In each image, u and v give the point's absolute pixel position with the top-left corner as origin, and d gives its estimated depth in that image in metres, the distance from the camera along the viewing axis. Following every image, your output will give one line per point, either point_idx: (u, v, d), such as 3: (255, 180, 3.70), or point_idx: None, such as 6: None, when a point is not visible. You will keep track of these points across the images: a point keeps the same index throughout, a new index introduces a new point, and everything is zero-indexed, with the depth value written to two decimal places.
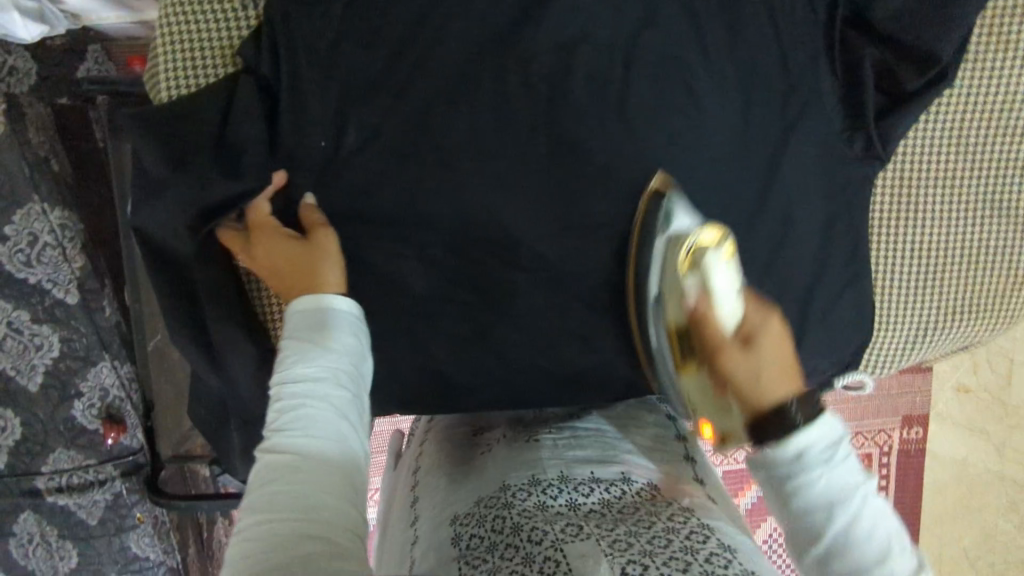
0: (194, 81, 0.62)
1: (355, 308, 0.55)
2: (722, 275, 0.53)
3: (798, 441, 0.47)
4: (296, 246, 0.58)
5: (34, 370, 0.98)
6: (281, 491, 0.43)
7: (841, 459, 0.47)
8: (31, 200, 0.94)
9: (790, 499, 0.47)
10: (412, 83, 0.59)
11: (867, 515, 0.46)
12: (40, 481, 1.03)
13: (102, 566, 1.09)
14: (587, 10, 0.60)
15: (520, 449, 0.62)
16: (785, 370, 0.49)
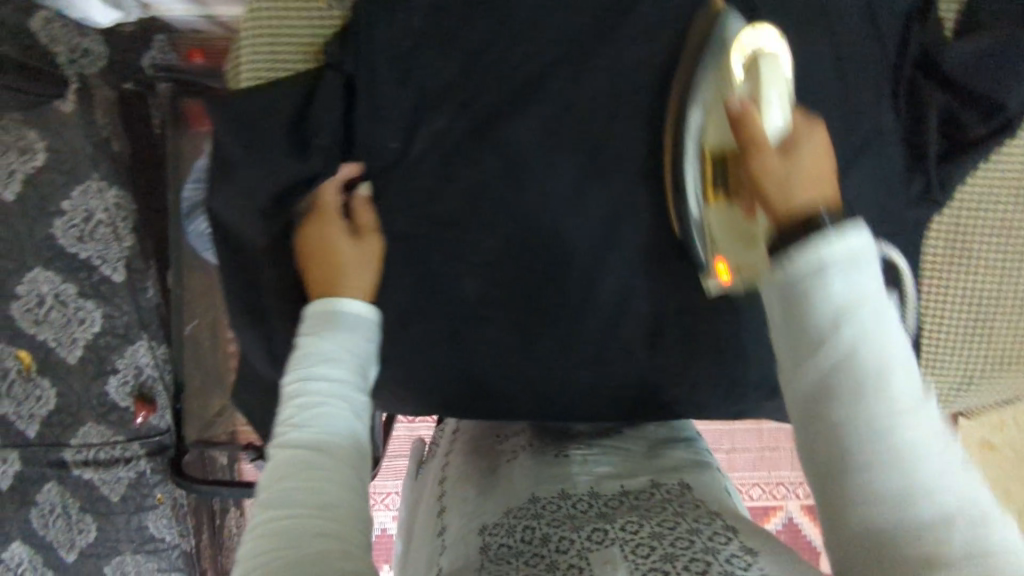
0: (274, 71, 0.65)
1: (367, 310, 0.58)
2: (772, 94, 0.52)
3: (822, 247, 0.43)
4: (345, 241, 0.61)
5: (74, 343, 1.00)
6: (291, 489, 0.44)
7: (864, 274, 0.43)
8: (91, 177, 0.97)
9: (798, 307, 0.44)
10: (483, 92, 0.62)
11: (887, 340, 0.42)
12: (68, 454, 1.04)
13: (118, 544, 1.10)
14: (662, 35, 0.61)
15: (547, 463, 0.62)
16: (820, 182, 0.48)
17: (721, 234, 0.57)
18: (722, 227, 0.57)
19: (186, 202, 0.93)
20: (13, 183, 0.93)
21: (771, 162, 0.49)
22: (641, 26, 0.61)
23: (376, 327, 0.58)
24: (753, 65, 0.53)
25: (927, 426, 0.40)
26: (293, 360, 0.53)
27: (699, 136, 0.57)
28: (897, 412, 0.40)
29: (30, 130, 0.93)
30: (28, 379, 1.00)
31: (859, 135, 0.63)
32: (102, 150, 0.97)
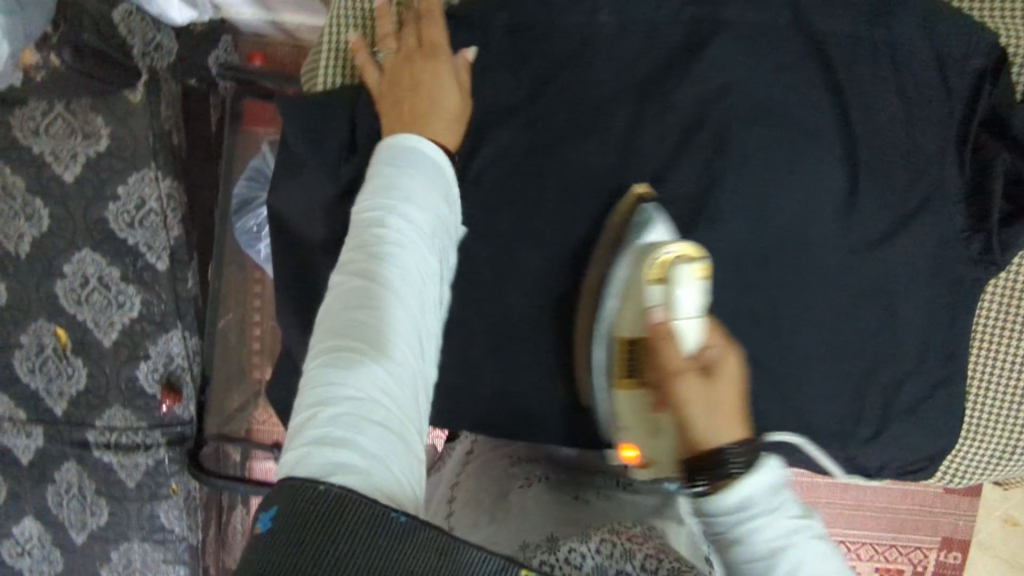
0: (348, 77, 0.67)
1: (443, 160, 0.54)
2: (687, 296, 0.52)
3: (735, 495, 0.43)
4: (444, 82, 0.58)
5: (111, 326, 1.02)
6: (348, 352, 0.44)
7: (785, 518, 0.43)
8: (147, 167, 0.96)
9: (727, 550, 0.44)
10: (550, 113, 0.63)
11: (813, 573, 0.41)
12: (92, 435, 1.06)
13: (128, 530, 1.09)
14: (736, 71, 0.61)
15: (563, 507, 0.57)
16: (732, 410, 0.48)
17: (631, 421, 0.57)
18: (633, 410, 0.56)
19: (235, 196, 0.96)
20: (74, 164, 0.95)
21: (690, 384, 0.48)
22: (718, 61, 0.61)
23: (448, 176, 0.54)
24: (668, 266, 0.54)
25: None
26: (368, 194, 0.50)
27: (615, 320, 0.59)
28: None
29: (97, 116, 0.94)
30: (64, 356, 1.03)
31: (918, 192, 0.63)
32: (162, 141, 0.97)
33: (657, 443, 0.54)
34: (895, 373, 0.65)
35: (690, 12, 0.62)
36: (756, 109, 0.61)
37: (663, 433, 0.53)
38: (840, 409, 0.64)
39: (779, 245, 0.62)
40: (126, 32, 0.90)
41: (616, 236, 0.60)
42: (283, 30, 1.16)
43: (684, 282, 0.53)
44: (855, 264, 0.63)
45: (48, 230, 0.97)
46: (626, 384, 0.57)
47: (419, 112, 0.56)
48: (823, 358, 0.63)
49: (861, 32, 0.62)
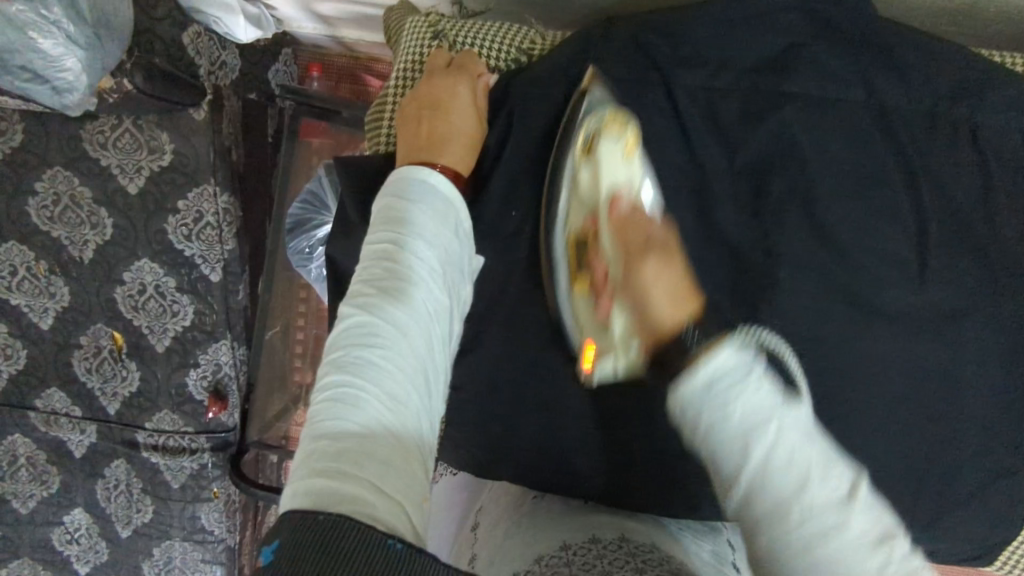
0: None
1: (446, 188, 0.53)
2: (617, 169, 0.56)
3: (703, 379, 0.40)
4: (468, 106, 0.58)
5: (164, 333, 1.05)
6: (345, 389, 0.42)
7: (758, 387, 0.40)
8: (207, 181, 0.98)
9: (704, 440, 0.41)
10: None
11: (791, 449, 0.39)
12: (142, 435, 1.10)
13: (170, 528, 1.13)
14: (807, 133, 0.58)
15: (574, 512, 0.59)
16: (681, 292, 0.47)
17: (586, 320, 0.55)
18: (586, 315, 0.55)
19: (290, 216, 0.96)
20: (139, 178, 0.97)
21: (655, 266, 0.48)
22: (794, 129, 0.58)
23: (458, 209, 0.54)
24: (597, 150, 0.56)
25: (857, 521, 0.37)
26: (376, 228, 0.50)
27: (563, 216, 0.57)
28: (827, 523, 0.37)
29: (162, 132, 0.95)
30: (118, 360, 1.07)
31: (1009, 273, 0.59)
32: (223, 157, 0.98)
33: (611, 337, 0.52)
34: (970, 465, 0.61)
35: (766, 70, 0.59)
36: (831, 182, 0.58)
37: (616, 332, 0.51)
38: (903, 499, 0.61)
39: (850, 320, 0.58)
40: (194, 55, 0.92)
41: (570, 120, 0.58)
42: (339, 42, 1.16)
43: (609, 164, 0.56)
44: (926, 341, 0.59)
45: (109, 239, 1.00)
46: (579, 287, 0.55)
47: (435, 135, 0.56)
48: (886, 441, 0.60)
49: (951, 102, 0.58)
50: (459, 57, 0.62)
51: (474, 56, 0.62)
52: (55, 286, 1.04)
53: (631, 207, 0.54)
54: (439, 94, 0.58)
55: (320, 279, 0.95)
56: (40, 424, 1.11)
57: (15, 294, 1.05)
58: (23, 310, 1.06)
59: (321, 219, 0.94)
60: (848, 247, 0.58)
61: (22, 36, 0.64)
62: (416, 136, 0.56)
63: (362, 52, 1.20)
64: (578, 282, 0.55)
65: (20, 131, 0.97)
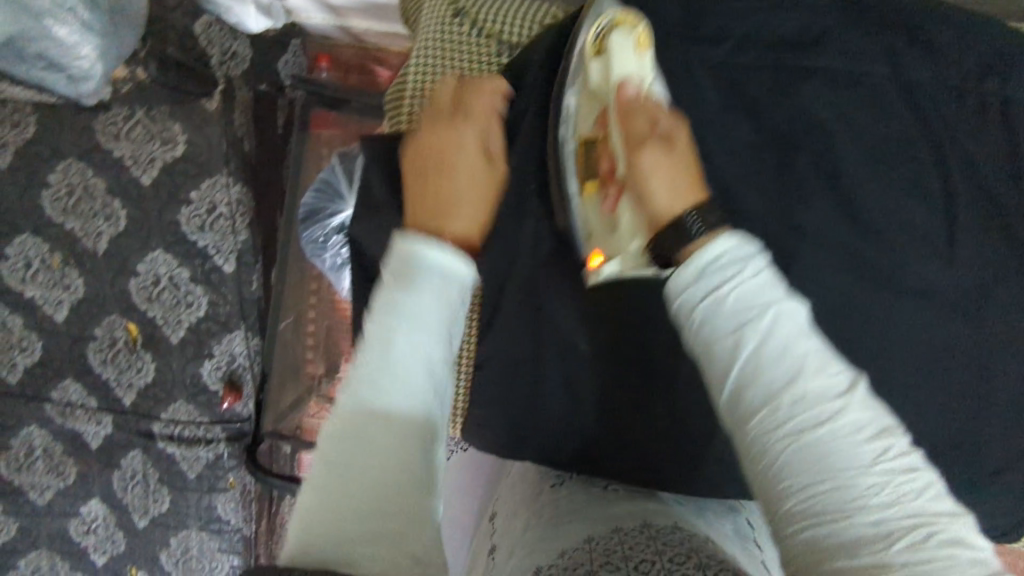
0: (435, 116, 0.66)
1: (447, 264, 0.42)
2: (626, 61, 0.54)
3: (701, 262, 0.42)
4: (475, 151, 0.51)
5: (179, 324, 1.06)
6: (334, 527, 0.36)
7: (755, 273, 0.41)
8: (220, 171, 0.99)
9: (697, 327, 0.42)
10: None
11: (788, 341, 0.39)
12: (157, 426, 1.11)
13: (186, 518, 1.14)
14: (829, 114, 0.57)
15: (593, 499, 0.59)
16: (684, 183, 0.46)
17: (594, 222, 0.57)
18: (593, 217, 0.57)
19: (304, 206, 0.96)
20: (152, 169, 0.97)
21: (654, 152, 0.46)
22: (812, 110, 0.58)
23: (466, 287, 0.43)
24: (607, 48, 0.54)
25: (852, 420, 0.37)
26: (377, 304, 0.41)
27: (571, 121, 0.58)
28: (828, 418, 0.37)
29: (175, 123, 0.96)
30: (133, 351, 1.07)
31: None
32: (234, 148, 1.00)
33: (618, 235, 0.54)
34: (994, 446, 0.61)
35: (786, 49, 0.58)
36: (854, 164, 0.58)
37: (622, 231, 0.53)
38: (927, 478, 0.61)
39: (872, 302, 0.59)
40: (207, 44, 0.95)
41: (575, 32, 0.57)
42: (349, 33, 1.17)
43: (619, 58, 0.54)
44: (949, 321, 0.59)
45: (123, 231, 1.01)
46: (587, 190, 0.57)
47: (444, 195, 0.48)
48: (909, 421, 0.60)
49: (974, 80, 0.58)
50: (457, 92, 0.54)
51: (471, 92, 0.54)
52: (70, 277, 1.04)
53: (640, 94, 0.51)
54: (446, 147, 0.50)
55: (337, 267, 0.95)
56: (55, 416, 1.12)
57: (30, 286, 1.05)
58: (38, 302, 1.06)
59: (337, 208, 0.95)
60: (872, 230, 0.58)
61: (37, 25, 0.64)
62: (420, 192, 0.49)
63: (371, 42, 1.20)
64: (588, 186, 0.56)
65: (33, 122, 0.96)
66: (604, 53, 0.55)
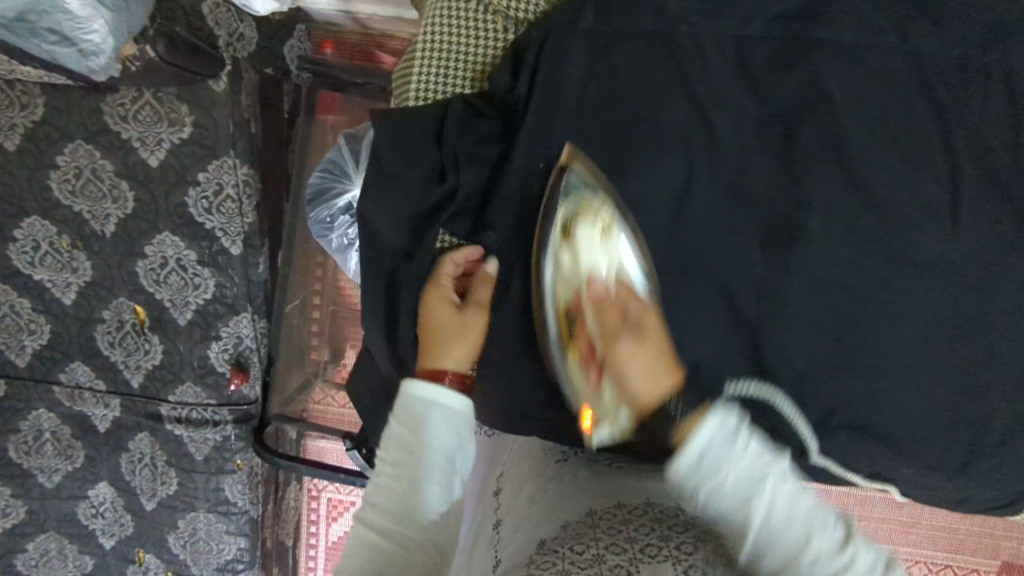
0: (438, 95, 0.67)
1: (444, 403, 0.56)
2: (593, 253, 0.61)
3: (699, 449, 0.49)
4: (453, 310, 0.63)
5: (186, 306, 1.06)
6: None
7: (743, 452, 0.49)
8: (227, 154, 0.98)
9: (701, 508, 0.49)
10: (642, 120, 0.60)
11: (783, 508, 0.48)
12: (166, 408, 1.11)
13: (194, 500, 1.15)
14: (834, 82, 0.58)
15: (599, 469, 0.60)
16: (662, 367, 0.54)
17: (579, 388, 0.59)
18: (579, 381, 0.59)
19: (311, 186, 0.96)
20: (160, 150, 0.98)
21: (630, 345, 0.56)
22: (821, 81, 0.58)
23: (461, 422, 0.56)
24: (575, 229, 0.61)
25: (851, 567, 0.47)
26: (394, 426, 0.56)
27: (551, 287, 0.61)
28: (832, 571, 0.46)
29: (183, 104, 0.95)
30: (141, 333, 1.08)
31: None
32: (241, 129, 0.99)
33: (603, 403, 0.57)
34: (1003, 413, 0.61)
35: (795, 19, 0.58)
36: (861, 134, 0.58)
37: (604, 403, 0.57)
38: (935, 447, 0.62)
39: (879, 268, 0.59)
40: (214, 25, 0.92)
41: (552, 194, 0.60)
42: (353, 19, 1.19)
43: (588, 242, 0.61)
44: (955, 288, 0.59)
45: (131, 213, 1.01)
46: (573, 355, 0.60)
47: (430, 347, 0.61)
48: (917, 388, 0.60)
49: (983, 47, 0.58)
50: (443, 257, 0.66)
51: (437, 259, 0.65)
52: (78, 260, 1.05)
53: (608, 283, 0.60)
54: (431, 313, 0.63)
55: (343, 249, 0.97)
56: (64, 399, 1.13)
57: (39, 270, 1.06)
58: (46, 286, 1.07)
59: (343, 187, 0.95)
60: (880, 199, 0.59)
61: None
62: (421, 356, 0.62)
63: (375, 28, 1.21)
64: (571, 348, 0.60)
65: (41, 104, 0.97)
66: (574, 233, 0.61)
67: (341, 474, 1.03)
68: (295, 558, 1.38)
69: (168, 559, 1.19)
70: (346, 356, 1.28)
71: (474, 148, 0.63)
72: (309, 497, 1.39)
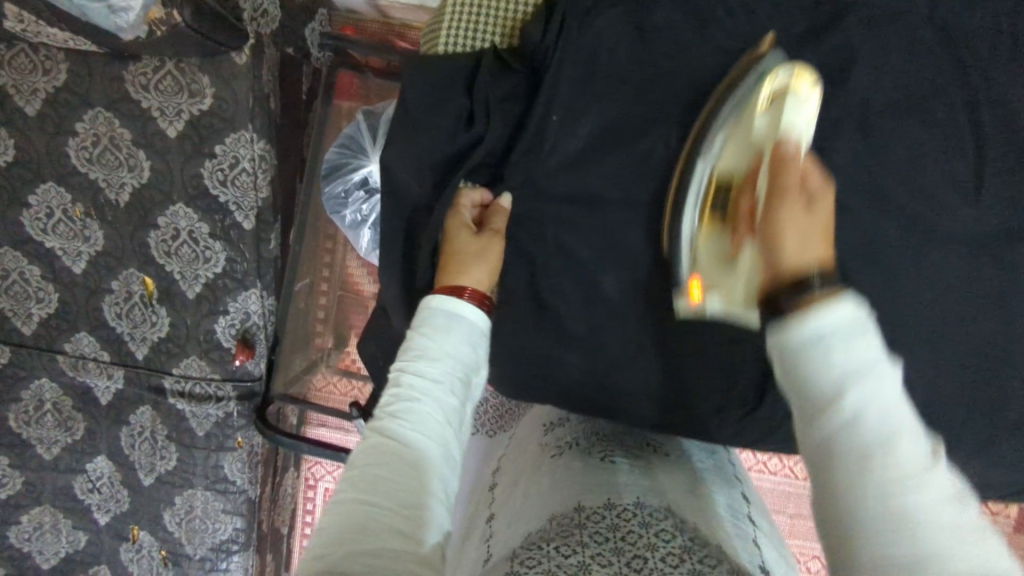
0: (467, 47, 0.72)
1: (462, 310, 0.61)
2: (792, 121, 0.58)
3: (817, 321, 0.47)
4: (468, 235, 0.66)
5: (196, 279, 1.06)
6: (380, 474, 0.49)
7: (865, 342, 0.46)
8: (245, 128, 0.97)
9: (794, 369, 0.48)
10: (656, 97, 0.66)
11: (887, 410, 0.44)
12: (169, 381, 1.11)
13: (192, 477, 1.14)
14: (835, 67, 0.63)
15: (592, 468, 0.61)
16: (816, 244, 0.52)
17: (712, 257, 0.62)
18: (713, 251, 0.62)
19: (328, 161, 0.97)
20: (178, 121, 0.97)
21: (790, 209, 0.54)
22: (833, 68, 0.63)
23: (477, 334, 0.61)
24: (782, 98, 0.58)
25: (936, 484, 0.42)
26: (415, 335, 0.60)
27: (713, 158, 0.62)
28: (910, 478, 0.42)
29: (204, 76, 0.94)
30: (148, 305, 1.08)
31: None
32: (261, 104, 0.97)
33: (726, 279, 0.61)
34: (986, 389, 0.65)
35: (816, 17, 0.64)
36: (877, 123, 0.63)
37: (736, 275, 0.60)
38: (937, 423, 0.66)
39: (874, 243, 0.63)
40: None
41: (738, 78, 0.62)
42: (374, 7, 1.21)
43: (787, 111, 0.58)
44: (942, 266, 0.64)
45: (146, 182, 1.01)
46: (711, 225, 0.62)
47: (449, 270, 0.65)
48: (907, 361, 0.65)
49: (976, 42, 0.63)
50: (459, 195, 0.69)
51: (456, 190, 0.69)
52: (91, 228, 1.05)
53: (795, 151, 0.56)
54: (449, 242, 0.67)
55: (355, 224, 0.98)
56: (68, 368, 1.13)
57: (50, 237, 1.06)
58: (57, 254, 1.07)
59: (360, 163, 0.96)
60: (888, 184, 0.63)
61: None
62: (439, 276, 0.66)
63: (395, 18, 1.23)
64: (710, 216, 0.62)
65: (64, 70, 0.98)
66: (770, 102, 0.59)
67: (343, 454, 1.03)
68: (289, 545, 1.36)
69: (162, 537, 1.18)
70: (350, 344, 1.29)
71: (507, 116, 0.67)
72: (306, 486, 1.38)
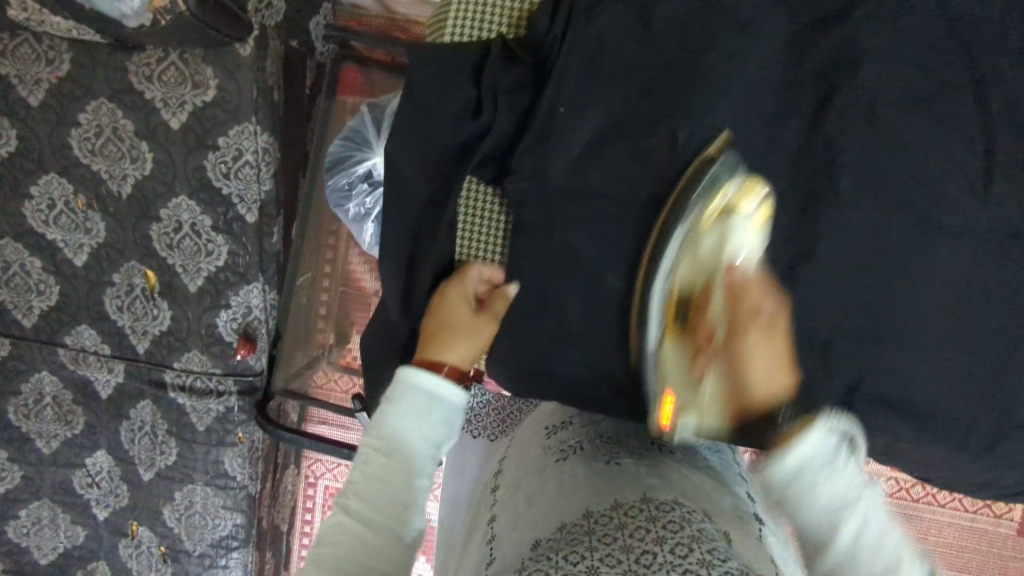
0: (471, 36, 0.70)
1: (439, 385, 0.61)
2: (741, 237, 0.62)
3: (799, 456, 0.53)
4: (467, 312, 0.68)
5: (198, 272, 1.05)
6: (340, 557, 0.53)
7: (838, 467, 0.54)
8: (248, 120, 0.96)
9: (787, 500, 0.55)
10: (665, 86, 0.65)
11: (865, 520, 0.53)
12: (170, 376, 1.10)
13: (193, 472, 1.13)
14: (847, 57, 0.62)
15: (597, 466, 0.59)
16: (776, 367, 0.59)
17: (676, 373, 0.61)
18: (674, 367, 0.62)
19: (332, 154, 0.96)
20: (181, 112, 0.97)
21: (751, 338, 0.59)
22: (845, 58, 0.62)
23: (451, 406, 0.62)
24: (729, 215, 0.62)
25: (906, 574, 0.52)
26: (389, 405, 0.61)
27: (666, 275, 0.63)
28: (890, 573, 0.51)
29: (207, 67, 0.94)
30: (150, 298, 1.07)
31: None
32: (264, 96, 0.96)
33: (699, 395, 0.60)
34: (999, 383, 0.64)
35: (828, 5, 0.63)
36: (890, 113, 0.62)
37: (704, 398, 0.60)
38: (947, 419, 0.65)
39: (883, 234, 0.63)
40: None
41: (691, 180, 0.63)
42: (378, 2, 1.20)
43: (737, 226, 0.62)
44: (955, 258, 0.63)
45: (149, 174, 1.01)
46: (671, 337, 0.63)
47: (441, 338, 0.66)
48: (918, 354, 0.64)
49: (994, 32, 0.61)
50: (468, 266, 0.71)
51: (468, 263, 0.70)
52: (92, 220, 1.04)
53: (743, 279, 0.62)
54: (446, 311, 0.68)
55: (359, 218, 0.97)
56: (68, 361, 1.12)
57: (52, 229, 1.06)
58: (58, 246, 1.07)
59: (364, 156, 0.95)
60: (899, 175, 0.62)
61: None
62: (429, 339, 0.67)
63: (398, 13, 1.22)
64: (671, 333, 0.63)
65: (68, 60, 0.97)
66: (722, 216, 0.62)
67: (344, 450, 1.01)
68: (289, 543, 1.35)
69: (161, 533, 1.17)
70: (351, 341, 1.27)
71: (514, 104, 0.66)
72: (307, 483, 1.36)
